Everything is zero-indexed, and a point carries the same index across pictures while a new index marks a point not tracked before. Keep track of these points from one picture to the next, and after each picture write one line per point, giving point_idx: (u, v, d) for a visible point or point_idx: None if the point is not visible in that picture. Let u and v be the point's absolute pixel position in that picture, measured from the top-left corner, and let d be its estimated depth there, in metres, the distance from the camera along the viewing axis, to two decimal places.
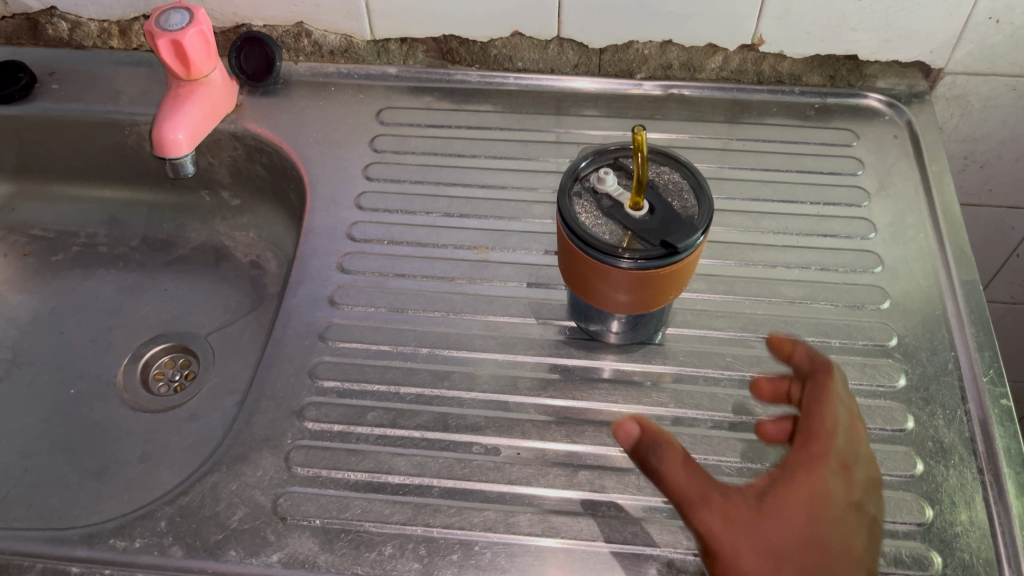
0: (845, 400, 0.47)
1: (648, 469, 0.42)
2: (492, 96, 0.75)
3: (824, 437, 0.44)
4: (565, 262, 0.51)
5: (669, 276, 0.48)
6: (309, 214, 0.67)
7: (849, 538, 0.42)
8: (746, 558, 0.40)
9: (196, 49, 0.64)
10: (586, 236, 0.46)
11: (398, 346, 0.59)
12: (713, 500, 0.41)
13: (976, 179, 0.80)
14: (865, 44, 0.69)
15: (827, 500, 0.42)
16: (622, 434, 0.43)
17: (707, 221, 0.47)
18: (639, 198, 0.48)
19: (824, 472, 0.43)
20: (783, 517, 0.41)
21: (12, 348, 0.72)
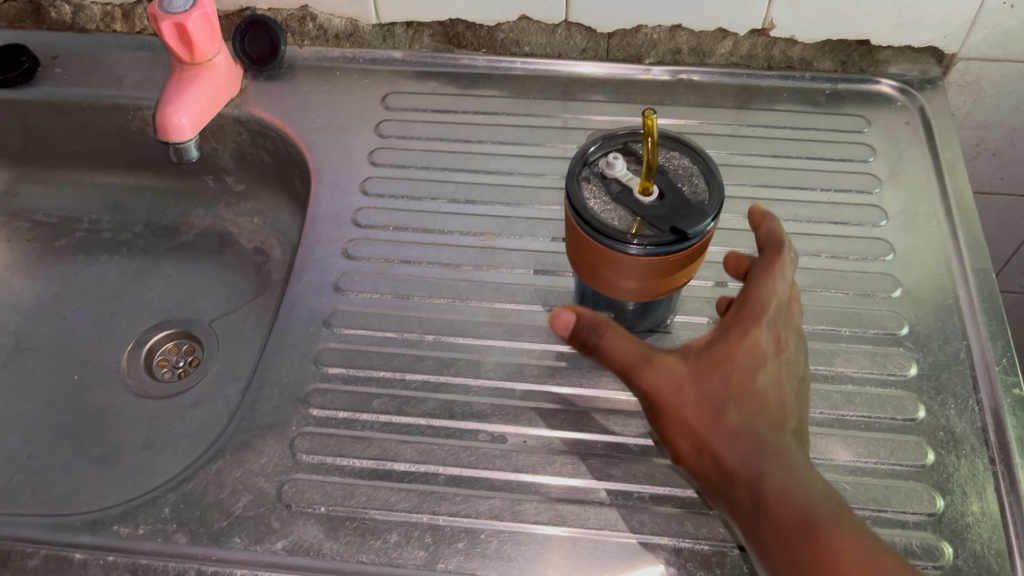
0: (788, 268, 0.46)
1: (587, 346, 0.43)
2: (499, 81, 0.74)
3: (758, 299, 0.45)
4: (572, 245, 0.50)
5: (676, 263, 0.47)
6: (314, 199, 0.66)
7: (784, 388, 0.44)
8: (684, 416, 0.42)
9: (200, 32, 0.63)
10: (593, 221, 0.46)
11: (403, 333, 0.58)
12: (655, 362, 0.43)
13: (988, 167, 0.79)
14: (878, 29, 0.68)
15: (761, 359, 0.43)
16: (560, 322, 0.43)
17: (716, 209, 0.46)
18: (649, 182, 0.47)
19: (760, 333, 0.44)
20: (721, 373, 0.43)
21: (15, 334, 0.72)
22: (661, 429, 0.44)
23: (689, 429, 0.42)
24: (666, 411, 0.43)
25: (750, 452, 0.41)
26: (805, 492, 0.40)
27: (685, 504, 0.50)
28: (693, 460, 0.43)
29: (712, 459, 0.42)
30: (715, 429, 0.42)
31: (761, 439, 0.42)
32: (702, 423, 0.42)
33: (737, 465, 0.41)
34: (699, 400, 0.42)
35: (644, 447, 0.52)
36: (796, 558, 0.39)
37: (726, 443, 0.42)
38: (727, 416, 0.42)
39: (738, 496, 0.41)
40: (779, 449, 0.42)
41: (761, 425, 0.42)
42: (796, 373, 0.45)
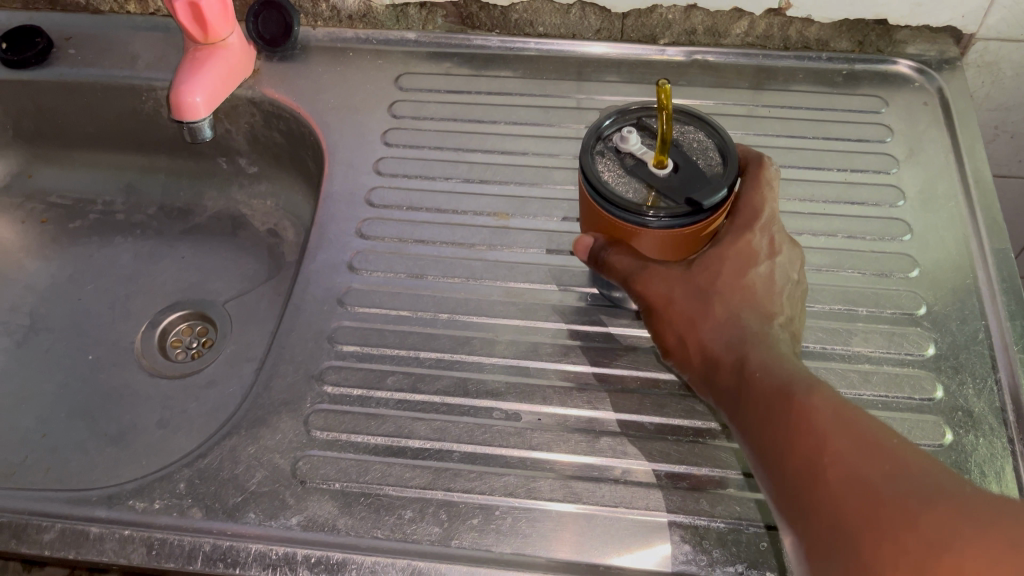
0: (773, 180, 0.51)
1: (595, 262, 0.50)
2: (513, 62, 0.73)
3: (749, 210, 0.50)
4: (585, 219, 0.50)
5: (691, 235, 0.47)
6: (327, 179, 0.66)
7: (774, 288, 0.50)
8: (675, 311, 0.49)
9: (214, 12, 0.63)
10: (607, 193, 0.45)
11: (417, 312, 0.58)
12: (651, 267, 0.49)
13: (1006, 149, 0.78)
14: (896, 8, 0.67)
15: (751, 258, 0.50)
16: (580, 246, 0.50)
17: (731, 181, 0.46)
18: (664, 156, 0.46)
19: (752, 239, 0.50)
20: (710, 272, 0.49)
21: (30, 315, 0.72)
22: (661, 329, 0.50)
23: (684, 323, 0.49)
24: (663, 310, 0.50)
25: (736, 336, 0.48)
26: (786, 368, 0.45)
27: (701, 483, 0.49)
28: (689, 352, 0.49)
29: (704, 346, 0.48)
30: (706, 320, 0.49)
31: (747, 325, 0.48)
32: (694, 316, 0.49)
33: (724, 349, 0.48)
34: (691, 297, 0.49)
35: (659, 426, 0.52)
36: (767, 421, 0.42)
37: (716, 332, 0.48)
38: (717, 309, 0.49)
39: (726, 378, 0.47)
40: (764, 334, 0.48)
41: (749, 315, 0.49)
42: (790, 275, 0.51)
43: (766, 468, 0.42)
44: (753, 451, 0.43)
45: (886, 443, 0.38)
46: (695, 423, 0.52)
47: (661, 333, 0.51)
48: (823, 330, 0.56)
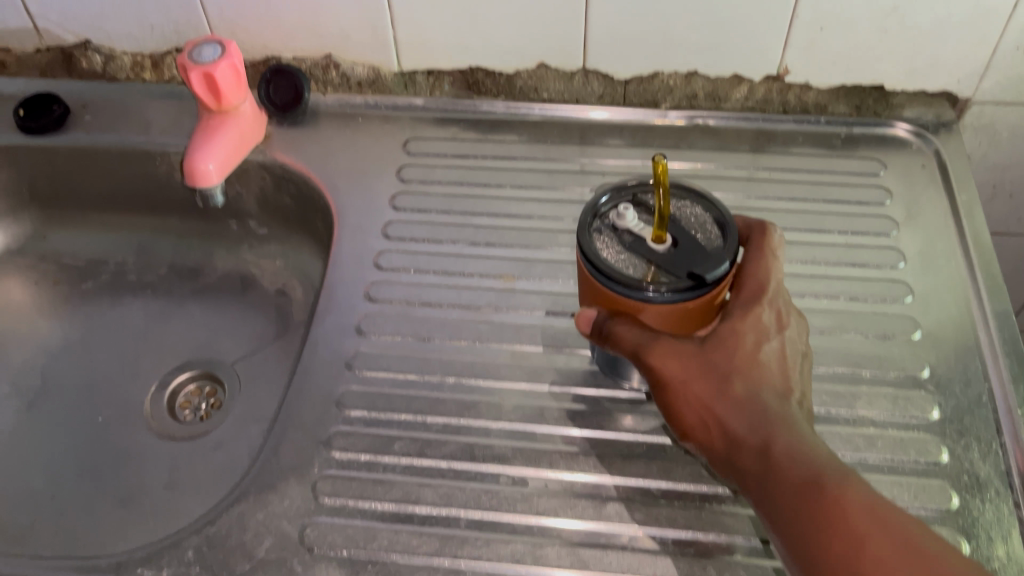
0: (778, 248, 0.53)
1: (603, 337, 0.49)
2: (518, 126, 0.75)
3: (755, 285, 0.51)
4: (586, 295, 0.51)
5: (695, 310, 0.48)
6: (337, 242, 0.67)
7: (787, 363, 0.50)
8: (692, 390, 0.48)
9: (227, 82, 0.65)
10: (608, 270, 0.46)
11: (424, 376, 0.59)
12: (663, 340, 0.48)
13: (1004, 208, 0.79)
14: (892, 73, 0.70)
15: (762, 333, 0.50)
16: (582, 319, 0.50)
17: (732, 255, 0.47)
18: (662, 231, 0.48)
19: (760, 312, 0.50)
20: (725, 348, 0.48)
21: (40, 376, 0.73)
22: (673, 405, 0.49)
23: (699, 397, 0.48)
24: (677, 385, 0.48)
25: (753, 412, 0.47)
26: (807, 446, 0.45)
27: (708, 550, 0.49)
28: (704, 429, 0.48)
29: (721, 422, 0.47)
30: (722, 394, 0.47)
31: (767, 403, 0.47)
32: (709, 389, 0.48)
33: (743, 425, 0.46)
34: (705, 369, 0.48)
35: (665, 491, 0.52)
36: (799, 517, 0.42)
37: (733, 406, 0.47)
38: (732, 382, 0.48)
39: (747, 457, 0.46)
40: (780, 409, 0.47)
41: (763, 389, 0.48)
42: (798, 348, 0.51)
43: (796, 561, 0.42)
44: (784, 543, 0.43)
45: (923, 547, 0.40)
46: (702, 487, 0.52)
47: (672, 410, 0.49)
48: (826, 393, 0.57)
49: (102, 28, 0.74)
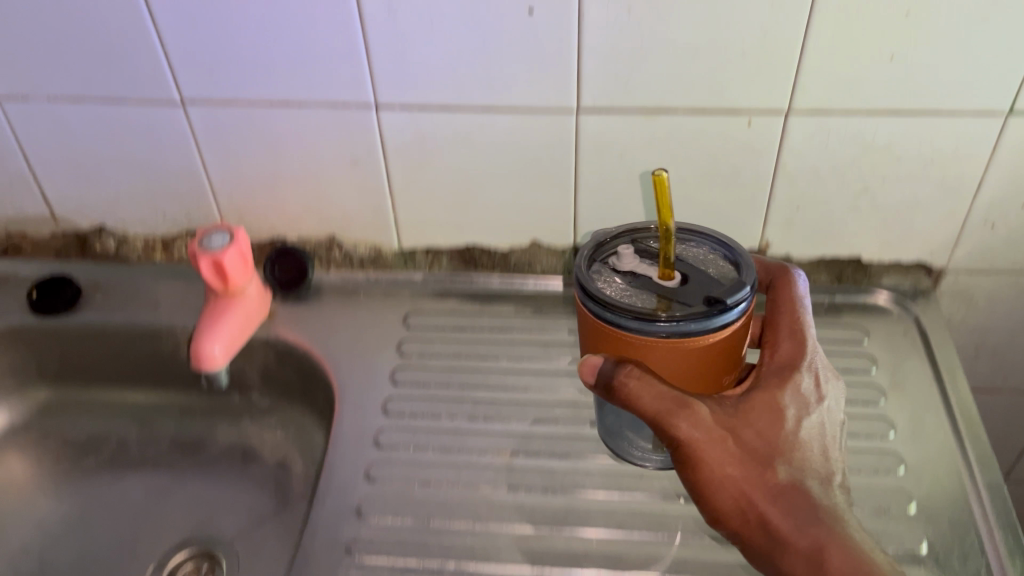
0: (804, 307, 0.56)
1: (614, 395, 0.48)
2: (513, 300, 0.78)
3: (789, 358, 0.53)
4: (593, 343, 0.50)
5: (714, 346, 0.48)
6: (337, 420, 0.68)
7: (824, 441, 0.52)
8: (730, 470, 0.49)
9: (235, 267, 0.69)
10: (618, 304, 0.46)
11: (424, 561, 0.58)
12: (698, 411, 0.49)
13: (990, 367, 0.81)
14: (869, 245, 0.73)
15: (801, 408, 0.51)
16: (587, 364, 0.49)
17: (745, 281, 0.48)
18: (667, 248, 0.48)
19: (799, 385, 0.52)
20: (764, 427, 0.50)
21: (38, 560, 0.72)
22: (708, 487, 0.49)
23: (739, 484, 0.49)
24: (716, 475, 0.49)
25: (795, 502, 0.48)
26: (847, 540, 0.47)
27: None
28: (741, 518, 0.49)
29: (762, 511, 0.48)
30: (763, 483, 0.49)
31: (810, 494, 0.49)
32: (749, 478, 0.49)
33: (784, 515, 0.48)
34: (746, 455, 0.49)
35: None
36: None
37: (774, 497, 0.48)
38: (772, 470, 0.49)
39: (788, 549, 0.48)
40: (818, 496, 0.49)
41: (801, 473, 0.49)
42: (832, 420, 0.53)
43: None
44: None
45: None
46: None
47: (707, 493, 0.49)
48: None
49: (118, 216, 0.78)
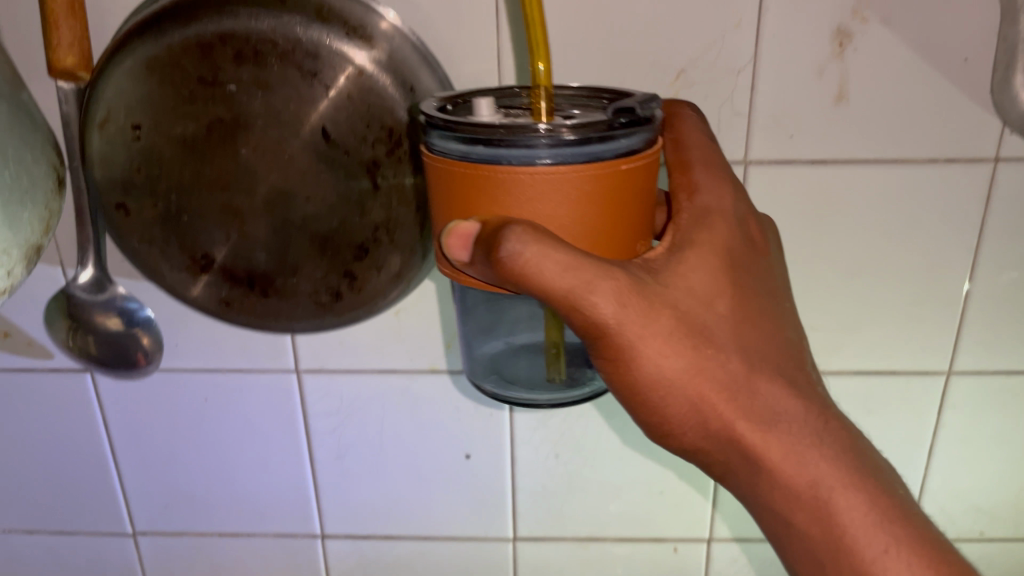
0: (704, 130, 0.47)
1: (504, 274, 0.35)
2: None
3: (712, 206, 0.43)
4: (459, 200, 0.38)
5: (617, 182, 0.37)
6: None
7: (767, 278, 0.44)
8: (680, 363, 0.39)
9: None
10: (491, 127, 0.36)
11: None
12: (620, 274, 0.36)
13: None
14: None
15: (744, 258, 0.43)
16: (459, 234, 0.37)
17: (655, 113, 0.39)
18: (539, 59, 0.39)
19: (730, 234, 0.42)
20: (703, 284, 0.40)
21: None
22: (646, 391, 0.39)
23: (690, 384, 0.39)
24: (655, 369, 0.39)
25: (765, 407, 0.41)
26: (816, 423, 0.42)
27: None
28: (698, 429, 0.41)
29: (719, 418, 0.41)
30: (719, 378, 0.40)
31: (776, 380, 0.42)
32: (702, 376, 0.40)
33: (748, 425, 0.41)
34: (691, 342, 0.39)
35: None
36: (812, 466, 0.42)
37: (738, 402, 0.41)
38: (727, 361, 0.40)
39: (755, 454, 0.41)
40: (782, 383, 0.42)
41: (757, 359, 0.41)
42: (772, 279, 0.45)
43: (813, 524, 0.42)
44: (783, 501, 0.42)
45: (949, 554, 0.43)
46: None
47: (653, 403, 0.40)
48: None
49: None
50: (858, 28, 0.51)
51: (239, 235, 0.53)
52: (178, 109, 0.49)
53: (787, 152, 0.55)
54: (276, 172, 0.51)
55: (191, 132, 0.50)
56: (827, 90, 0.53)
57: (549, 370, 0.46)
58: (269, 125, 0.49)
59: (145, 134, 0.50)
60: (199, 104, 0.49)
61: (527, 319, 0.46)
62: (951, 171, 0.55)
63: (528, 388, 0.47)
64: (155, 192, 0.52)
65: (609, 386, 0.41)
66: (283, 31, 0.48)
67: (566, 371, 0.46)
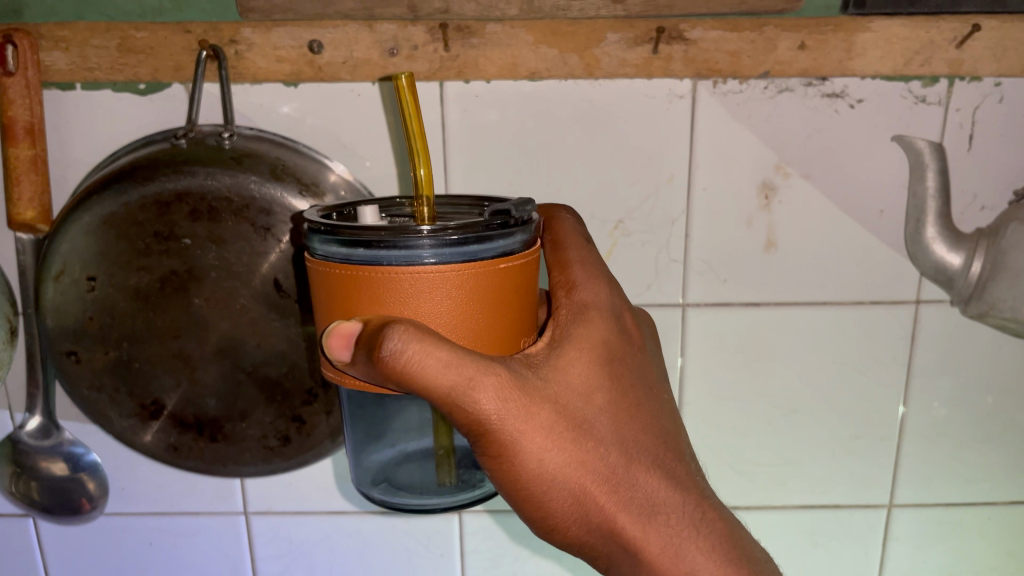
0: (579, 230, 0.45)
1: (384, 373, 0.32)
2: None
3: (591, 301, 0.40)
4: (338, 304, 0.35)
5: (502, 282, 0.34)
6: None
7: (644, 369, 0.42)
8: (565, 458, 0.36)
9: None
10: (370, 229, 0.33)
11: None
12: (499, 369, 0.34)
13: None
14: None
15: (622, 349, 0.41)
16: (339, 335, 0.33)
17: (532, 216, 0.36)
18: (420, 164, 0.37)
19: (610, 328, 0.40)
20: (585, 377, 0.38)
21: None
22: (528, 486, 0.36)
23: (576, 480, 0.37)
24: (537, 466, 0.36)
25: (642, 499, 0.39)
26: (690, 513, 0.41)
27: None
28: (581, 526, 0.38)
29: (602, 513, 0.38)
30: (603, 473, 0.38)
31: (654, 475, 0.40)
32: (586, 471, 0.37)
33: (629, 517, 0.39)
34: (574, 436, 0.37)
35: None
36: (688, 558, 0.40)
37: (621, 496, 0.38)
38: (609, 454, 0.38)
39: (636, 548, 0.39)
40: (660, 475, 0.40)
41: (640, 450, 0.39)
42: (649, 371, 0.43)
43: None
44: None
45: None
46: None
47: (536, 502, 0.37)
48: None
49: None
50: (782, 181, 0.54)
51: (189, 382, 0.54)
52: (133, 261, 0.51)
53: (722, 296, 0.57)
54: (228, 320, 0.52)
55: (145, 284, 0.51)
56: (756, 239, 0.56)
57: (440, 473, 0.43)
58: (222, 277, 0.51)
59: (100, 285, 0.51)
60: (154, 256, 0.51)
61: (416, 425, 0.43)
62: (877, 313, 0.58)
63: (418, 494, 0.43)
64: (106, 341, 0.53)
65: (491, 482, 0.38)
66: (238, 189, 0.51)
67: (456, 473, 0.43)
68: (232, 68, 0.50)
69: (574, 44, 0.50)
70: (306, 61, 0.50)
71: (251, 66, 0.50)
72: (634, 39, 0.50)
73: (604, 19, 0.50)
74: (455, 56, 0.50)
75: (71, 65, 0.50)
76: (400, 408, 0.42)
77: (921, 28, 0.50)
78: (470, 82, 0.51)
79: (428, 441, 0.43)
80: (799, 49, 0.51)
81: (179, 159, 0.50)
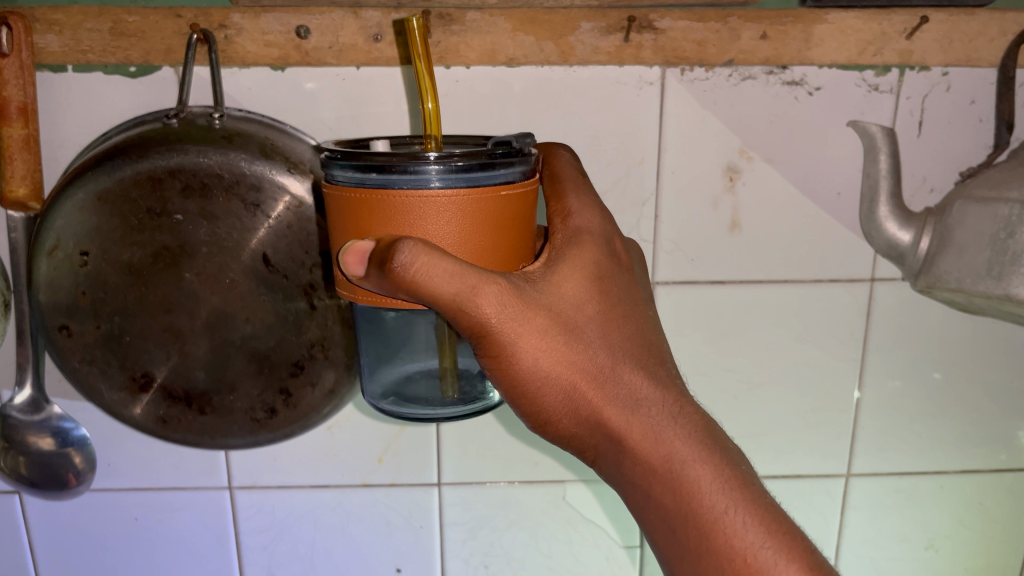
0: (573, 164, 0.48)
1: (394, 284, 0.35)
2: None
3: (584, 227, 0.43)
4: (352, 224, 0.38)
5: (503, 208, 0.37)
6: None
7: (633, 288, 0.45)
8: (556, 354, 0.39)
9: None
10: (382, 154, 0.36)
11: None
12: (497, 275, 0.37)
13: None
14: None
15: (611, 268, 0.43)
16: (355, 252, 0.36)
17: (531, 149, 0.40)
18: (429, 99, 0.41)
19: (599, 249, 0.43)
20: (574, 285, 0.40)
21: None
22: (524, 383, 0.39)
23: (565, 377, 0.40)
24: (532, 364, 0.39)
25: (627, 396, 0.41)
26: (672, 406, 0.42)
27: None
28: (572, 418, 0.41)
29: (590, 407, 0.41)
30: (591, 371, 0.40)
31: (641, 376, 0.42)
32: (574, 369, 0.40)
33: (616, 411, 0.41)
34: (564, 338, 0.39)
35: None
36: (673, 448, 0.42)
37: (607, 392, 0.41)
38: (597, 355, 0.40)
39: (622, 439, 0.41)
40: (645, 375, 0.42)
41: (625, 353, 0.41)
42: (638, 290, 0.45)
43: (677, 515, 0.41)
44: (645, 488, 0.42)
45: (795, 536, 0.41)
46: None
47: (529, 398, 0.40)
48: None
49: None
50: (746, 165, 0.58)
51: (179, 355, 0.55)
52: (126, 237, 0.53)
53: (690, 274, 0.60)
54: (218, 294, 0.54)
55: (137, 258, 0.53)
56: (721, 220, 0.59)
57: (443, 386, 0.46)
58: (213, 253, 0.53)
59: (93, 260, 0.53)
60: (147, 232, 0.53)
61: (422, 346, 0.46)
62: (836, 291, 0.61)
63: (423, 405, 0.45)
64: (98, 315, 0.54)
65: (491, 381, 0.41)
66: (229, 167, 0.52)
67: (458, 386, 0.46)
68: (222, 51, 0.52)
69: (550, 32, 0.53)
70: (293, 46, 0.52)
71: (240, 50, 0.52)
72: (607, 28, 0.53)
73: (578, 8, 0.53)
74: (437, 43, 0.53)
75: (64, 47, 0.52)
76: (409, 327, 0.46)
77: (874, 20, 0.54)
78: (451, 68, 0.54)
79: (432, 360, 0.46)
80: (761, 39, 0.54)
81: (172, 138, 0.52)
